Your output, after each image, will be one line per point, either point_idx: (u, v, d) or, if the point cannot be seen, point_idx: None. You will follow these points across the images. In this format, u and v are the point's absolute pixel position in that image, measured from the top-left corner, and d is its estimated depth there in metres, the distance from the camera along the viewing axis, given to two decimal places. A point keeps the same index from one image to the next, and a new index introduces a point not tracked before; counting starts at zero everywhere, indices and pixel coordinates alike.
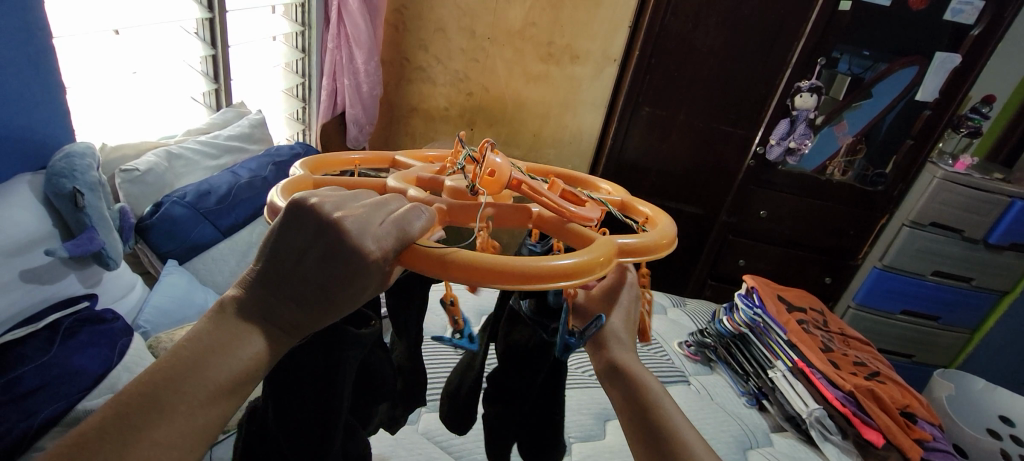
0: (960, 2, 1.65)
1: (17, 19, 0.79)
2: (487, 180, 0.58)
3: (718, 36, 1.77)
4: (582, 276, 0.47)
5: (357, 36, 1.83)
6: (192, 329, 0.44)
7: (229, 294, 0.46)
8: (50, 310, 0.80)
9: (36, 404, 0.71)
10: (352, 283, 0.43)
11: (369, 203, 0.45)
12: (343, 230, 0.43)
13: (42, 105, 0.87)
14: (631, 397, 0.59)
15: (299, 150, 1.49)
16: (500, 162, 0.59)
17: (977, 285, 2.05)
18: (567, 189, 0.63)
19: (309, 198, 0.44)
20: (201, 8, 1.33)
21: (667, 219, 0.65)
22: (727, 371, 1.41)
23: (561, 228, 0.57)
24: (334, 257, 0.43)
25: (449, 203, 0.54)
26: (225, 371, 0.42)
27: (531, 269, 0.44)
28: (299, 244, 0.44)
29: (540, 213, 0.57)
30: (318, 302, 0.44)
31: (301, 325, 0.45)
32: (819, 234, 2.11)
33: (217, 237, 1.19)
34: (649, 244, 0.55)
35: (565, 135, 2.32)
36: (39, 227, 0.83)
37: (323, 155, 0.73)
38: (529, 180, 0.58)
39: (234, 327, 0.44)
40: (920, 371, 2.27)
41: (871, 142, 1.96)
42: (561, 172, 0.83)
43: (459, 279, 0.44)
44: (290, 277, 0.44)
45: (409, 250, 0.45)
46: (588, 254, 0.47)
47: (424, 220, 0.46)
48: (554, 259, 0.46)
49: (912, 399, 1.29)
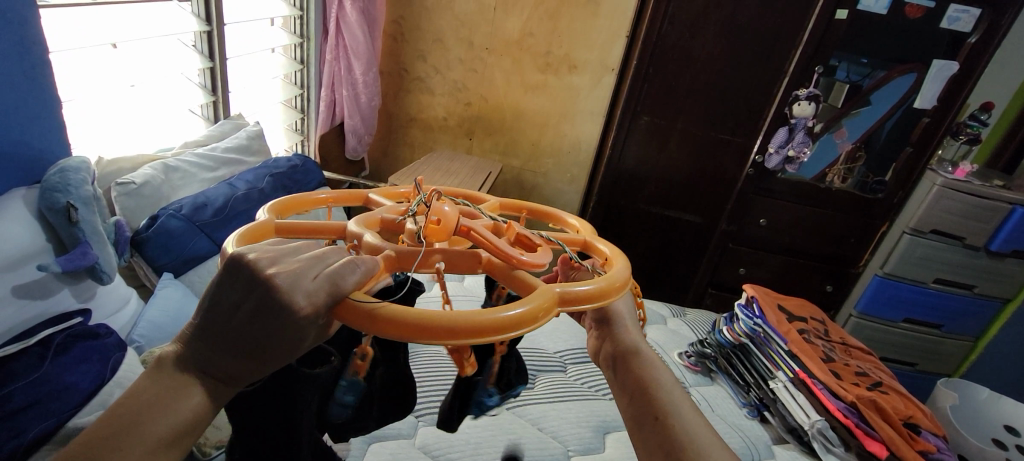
0: (956, 10, 1.66)
1: (12, 34, 0.79)
2: (433, 228, 0.56)
3: (716, 44, 1.77)
4: (530, 324, 0.46)
5: (355, 47, 1.86)
6: (132, 383, 0.43)
7: (168, 349, 0.45)
8: (41, 326, 0.79)
9: (25, 421, 0.70)
10: (287, 337, 0.43)
11: (306, 258, 0.46)
12: (274, 286, 0.43)
13: (38, 119, 0.87)
14: (635, 376, 0.60)
15: (296, 162, 1.50)
16: (447, 209, 0.57)
17: (978, 292, 2.04)
18: (522, 230, 0.60)
19: (246, 253, 0.44)
20: (199, 21, 1.34)
21: (622, 261, 0.61)
22: (727, 381, 1.40)
23: (508, 274, 0.53)
24: (265, 312, 0.43)
25: (397, 250, 0.51)
26: (164, 423, 0.42)
27: (481, 320, 0.43)
28: (234, 298, 0.44)
29: (489, 258, 0.54)
30: (259, 355, 0.44)
31: (237, 375, 0.45)
32: (820, 242, 2.10)
33: (212, 250, 1.18)
34: (598, 291, 0.52)
35: (564, 144, 2.31)
36: (32, 242, 0.82)
37: (294, 195, 0.71)
38: (478, 226, 0.57)
39: (172, 381, 0.43)
40: (923, 380, 2.25)
41: (870, 149, 1.95)
42: (533, 206, 0.81)
43: (397, 336, 0.42)
44: (225, 329, 0.44)
45: (341, 304, 0.44)
46: (533, 302, 0.46)
47: (359, 273, 0.45)
48: (503, 311, 0.44)
49: (914, 410, 1.27)
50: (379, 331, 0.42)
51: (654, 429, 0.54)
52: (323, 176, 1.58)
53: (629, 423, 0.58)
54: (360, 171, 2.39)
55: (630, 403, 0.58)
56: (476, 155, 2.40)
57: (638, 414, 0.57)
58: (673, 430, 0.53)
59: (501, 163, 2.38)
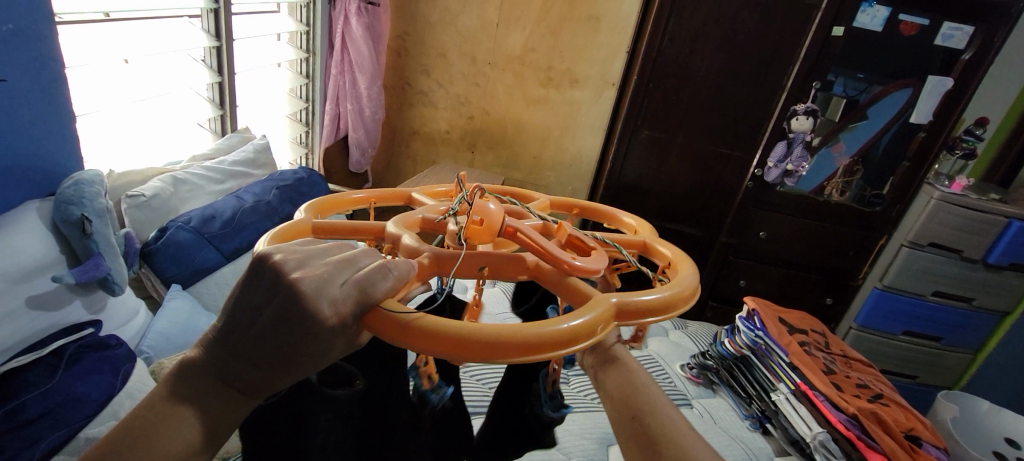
0: (948, 28, 1.69)
1: (32, 51, 0.82)
2: (476, 229, 0.57)
3: (715, 61, 1.80)
4: (587, 338, 0.46)
5: (361, 62, 1.89)
6: (151, 392, 0.46)
7: (191, 355, 0.47)
8: (53, 337, 0.81)
9: (37, 431, 0.70)
10: (310, 347, 0.44)
11: (333, 262, 0.46)
12: (299, 290, 0.43)
13: (53, 133, 0.89)
14: (616, 381, 0.58)
15: (302, 175, 1.52)
16: (491, 208, 0.57)
17: (977, 305, 2.05)
18: (573, 232, 0.62)
19: (272, 253, 0.45)
20: (209, 37, 1.37)
21: (690, 265, 0.63)
22: (730, 394, 1.41)
23: (560, 281, 0.54)
24: (288, 321, 0.43)
25: (437, 252, 0.52)
26: (175, 439, 0.43)
27: (532, 337, 0.42)
28: (256, 302, 0.45)
29: (536, 263, 0.55)
30: (281, 363, 0.45)
31: (255, 386, 0.46)
32: (819, 255, 2.12)
33: (221, 261, 1.19)
34: (663, 303, 0.53)
35: (565, 158, 2.34)
36: (46, 254, 0.84)
37: (333, 194, 0.72)
38: (524, 227, 0.56)
39: (198, 389, 0.46)
40: (923, 392, 2.25)
41: (868, 163, 1.97)
42: (585, 205, 0.83)
43: (441, 354, 0.42)
44: (245, 341, 0.45)
45: (370, 312, 0.45)
46: (590, 315, 0.46)
47: (391, 280, 0.46)
48: (557, 324, 0.44)
49: (915, 422, 1.27)
50: (419, 349, 0.42)
51: (639, 435, 0.53)
52: (328, 188, 1.60)
53: (616, 430, 0.56)
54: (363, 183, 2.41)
55: (615, 409, 0.57)
56: (478, 168, 2.42)
57: (626, 421, 0.55)
58: (657, 433, 0.53)
59: (503, 175, 2.40)
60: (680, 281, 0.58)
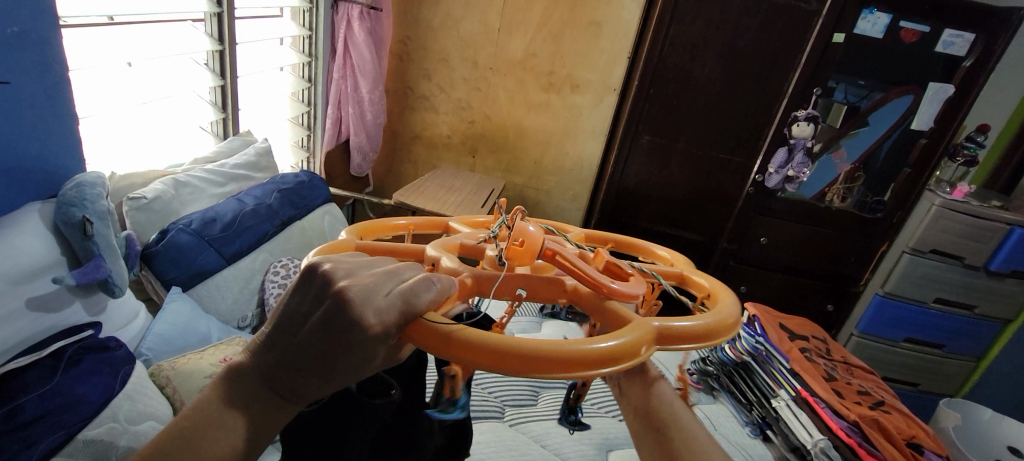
0: (949, 35, 1.70)
1: (36, 54, 0.82)
2: (516, 250, 0.56)
3: (715, 68, 1.81)
4: (625, 359, 0.45)
5: (363, 67, 1.90)
6: (205, 392, 0.48)
7: (243, 358, 0.49)
8: (54, 338, 0.81)
9: (36, 432, 0.70)
10: (353, 355, 0.44)
11: (380, 272, 0.47)
12: (347, 299, 0.44)
13: (56, 136, 0.89)
14: (641, 391, 0.60)
15: (304, 179, 1.54)
16: (532, 231, 0.55)
17: (980, 313, 2.04)
18: (611, 259, 0.58)
19: (322, 263, 0.47)
20: (212, 41, 1.38)
21: (731, 295, 0.61)
22: (730, 400, 1.40)
23: (597, 304, 0.53)
24: (334, 327, 0.44)
25: (478, 274, 0.52)
26: (220, 443, 0.45)
27: (573, 354, 0.41)
28: (304, 308, 0.47)
29: (575, 287, 0.54)
30: (325, 369, 0.45)
31: (298, 393, 0.47)
32: (820, 261, 2.11)
33: (221, 264, 1.20)
34: (700, 328, 0.51)
35: (566, 162, 2.33)
36: (48, 255, 0.84)
37: (376, 220, 0.71)
38: (564, 250, 0.54)
39: (246, 393, 0.47)
40: (925, 400, 2.24)
41: (869, 170, 1.96)
42: (620, 240, 0.76)
43: (479, 365, 0.41)
44: (290, 346, 0.47)
45: (411, 323, 0.44)
46: (627, 336, 0.45)
47: (435, 291, 0.45)
48: (596, 343, 0.43)
49: (917, 429, 1.27)
50: (451, 358, 0.41)
51: (659, 445, 0.56)
52: (330, 192, 1.61)
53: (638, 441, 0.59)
54: (364, 187, 2.42)
55: (639, 419, 0.59)
56: (479, 173, 2.42)
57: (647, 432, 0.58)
58: (676, 442, 0.55)
59: (504, 179, 2.40)
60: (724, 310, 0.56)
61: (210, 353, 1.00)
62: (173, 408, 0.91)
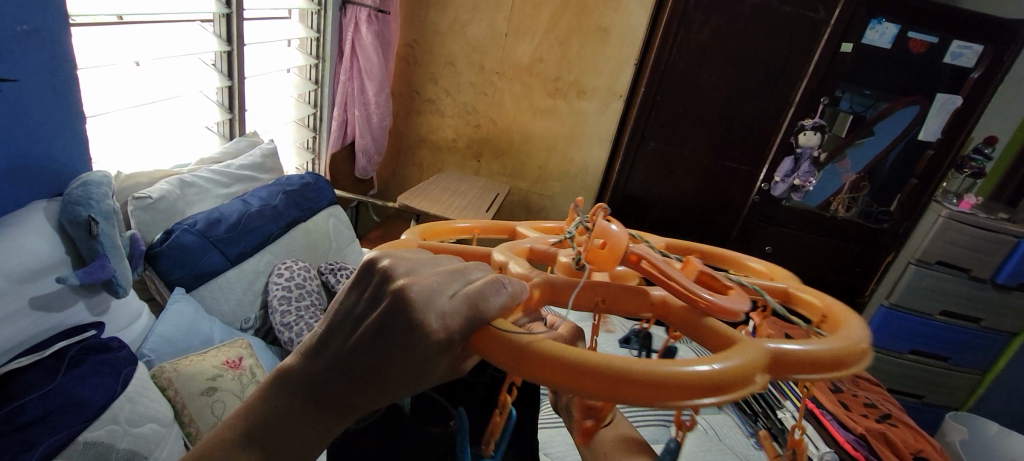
0: (958, 46, 1.69)
1: (45, 52, 0.82)
2: (597, 253, 0.52)
3: (720, 76, 1.80)
4: (732, 387, 0.38)
5: (369, 69, 1.91)
6: (255, 394, 0.47)
7: (291, 362, 0.46)
8: (55, 339, 0.80)
9: (36, 434, 0.69)
10: (413, 365, 0.41)
11: (444, 272, 0.44)
12: (408, 299, 0.41)
13: (64, 134, 0.89)
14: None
15: (309, 180, 1.53)
16: (616, 231, 0.52)
17: (986, 326, 2.03)
18: (704, 269, 0.53)
19: (382, 260, 0.45)
20: (221, 42, 1.38)
21: (858, 319, 0.51)
22: (734, 410, 1.40)
23: (695, 320, 0.48)
24: (389, 333, 0.41)
25: (551, 279, 0.49)
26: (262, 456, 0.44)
27: (673, 376, 0.36)
28: (356, 316, 0.44)
29: (663, 299, 0.50)
30: (382, 381, 0.42)
31: (345, 406, 0.43)
32: (827, 271, 2.10)
33: (224, 265, 1.19)
34: (828, 354, 0.43)
35: (572, 168, 2.33)
36: (52, 254, 0.84)
37: (439, 222, 0.70)
38: (650, 255, 0.51)
39: (295, 404, 0.45)
40: (931, 412, 2.22)
41: (874, 179, 1.95)
42: (706, 249, 0.69)
43: (559, 384, 0.37)
44: (347, 353, 0.43)
45: (480, 331, 0.40)
46: (734, 359, 0.39)
47: (504, 296, 0.42)
48: (698, 363, 0.37)
49: (925, 443, 1.25)
50: (534, 378, 0.37)
51: None
52: (335, 195, 1.61)
53: None
54: (368, 190, 2.42)
55: None
56: (484, 177, 2.42)
57: None
58: None
59: (509, 184, 2.40)
60: (855, 333, 0.47)
61: (213, 355, 0.99)
62: (173, 410, 0.90)
